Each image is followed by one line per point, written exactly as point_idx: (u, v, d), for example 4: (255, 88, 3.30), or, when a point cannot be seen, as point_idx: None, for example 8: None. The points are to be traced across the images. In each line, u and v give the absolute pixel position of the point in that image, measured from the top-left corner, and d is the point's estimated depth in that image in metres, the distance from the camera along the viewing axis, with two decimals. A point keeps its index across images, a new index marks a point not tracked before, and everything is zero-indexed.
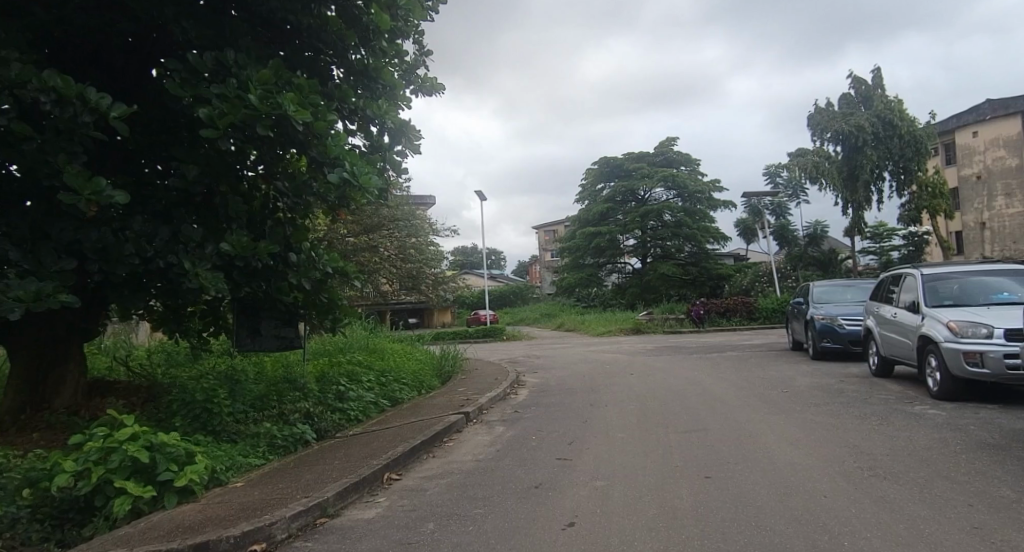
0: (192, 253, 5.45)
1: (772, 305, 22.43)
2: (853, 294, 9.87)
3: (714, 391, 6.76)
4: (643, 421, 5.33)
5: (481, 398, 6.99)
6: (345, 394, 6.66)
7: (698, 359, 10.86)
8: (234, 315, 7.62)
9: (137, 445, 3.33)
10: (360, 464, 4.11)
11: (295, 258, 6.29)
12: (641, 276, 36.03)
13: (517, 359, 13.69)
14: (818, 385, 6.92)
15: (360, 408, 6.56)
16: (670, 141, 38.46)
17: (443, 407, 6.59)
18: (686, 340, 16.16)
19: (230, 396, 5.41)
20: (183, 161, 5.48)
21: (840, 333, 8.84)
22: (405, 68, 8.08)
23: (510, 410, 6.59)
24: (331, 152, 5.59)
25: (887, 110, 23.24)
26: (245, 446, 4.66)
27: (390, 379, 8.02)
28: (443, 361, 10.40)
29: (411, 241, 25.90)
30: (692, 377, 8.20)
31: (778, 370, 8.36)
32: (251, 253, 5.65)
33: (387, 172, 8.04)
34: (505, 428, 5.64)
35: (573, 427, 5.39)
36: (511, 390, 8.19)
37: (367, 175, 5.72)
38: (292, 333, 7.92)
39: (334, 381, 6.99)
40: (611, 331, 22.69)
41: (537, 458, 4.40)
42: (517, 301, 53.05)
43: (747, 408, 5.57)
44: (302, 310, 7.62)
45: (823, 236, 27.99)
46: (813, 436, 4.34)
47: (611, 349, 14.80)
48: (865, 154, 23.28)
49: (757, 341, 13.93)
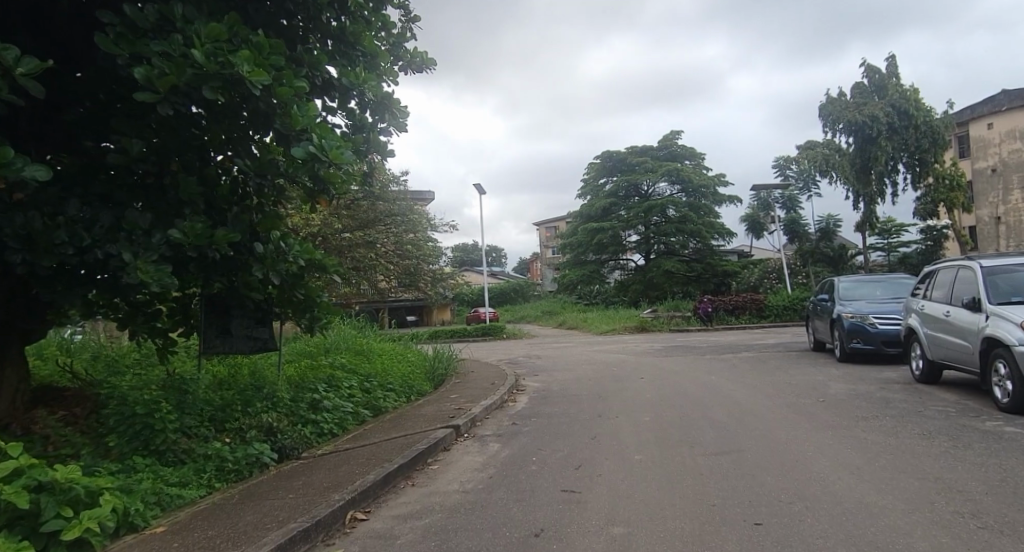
0: (138, 242, 4.66)
1: (783, 303, 21.66)
2: (883, 290, 9.08)
3: (739, 400, 5.98)
4: (662, 439, 4.57)
5: (475, 408, 6.20)
6: (319, 403, 5.87)
7: (713, 360, 10.05)
8: (203, 312, 6.87)
9: (16, 486, 2.53)
10: (318, 499, 3.31)
11: (262, 249, 5.49)
12: (644, 272, 35.23)
13: (517, 360, 12.90)
14: (856, 392, 6.13)
15: (337, 420, 5.78)
16: (674, 134, 37.63)
17: (431, 418, 5.79)
18: (696, 340, 15.38)
19: (178, 410, 4.63)
20: (126, 134, 4.68)
21: (872, 332, 8.06)
22: (391, 40, 7.31)
23: (507, 422, 5.81)
24: (299, 125, 4.80)
25: (902, 99, 22.34)
26: (186, 473, 3.87)
27: (375, 385, 7.23)
28: (436, 364, 9.59)
29: (408, 236, 25.14)
30: (710, 381, 7.41)
31: (806, 374, 7.57)
32: (206, 241, 4.86)
33: (371, 154, 7.28)
34: (501, 446, 4.84)
35: (581, 445, 4.61)
36: (508, 397, 7.38)
37: (338, 150, 4.87)
38: (265, 334, 7.14)
39: (308, 389, 6.21)
40: (615, 330, 21.90)
41: (539, 489, 3.60)
42: (518, 299, 52.24)
43: (781, 421, 4.82)
44: (276, 307, 6.86)
45: (835, 230, 27.18)
46: (879, 464, 3.53)
47: (616, 349, 13.99)
48: (879, 145, 22.41)
49: (772, 341, 13.13)
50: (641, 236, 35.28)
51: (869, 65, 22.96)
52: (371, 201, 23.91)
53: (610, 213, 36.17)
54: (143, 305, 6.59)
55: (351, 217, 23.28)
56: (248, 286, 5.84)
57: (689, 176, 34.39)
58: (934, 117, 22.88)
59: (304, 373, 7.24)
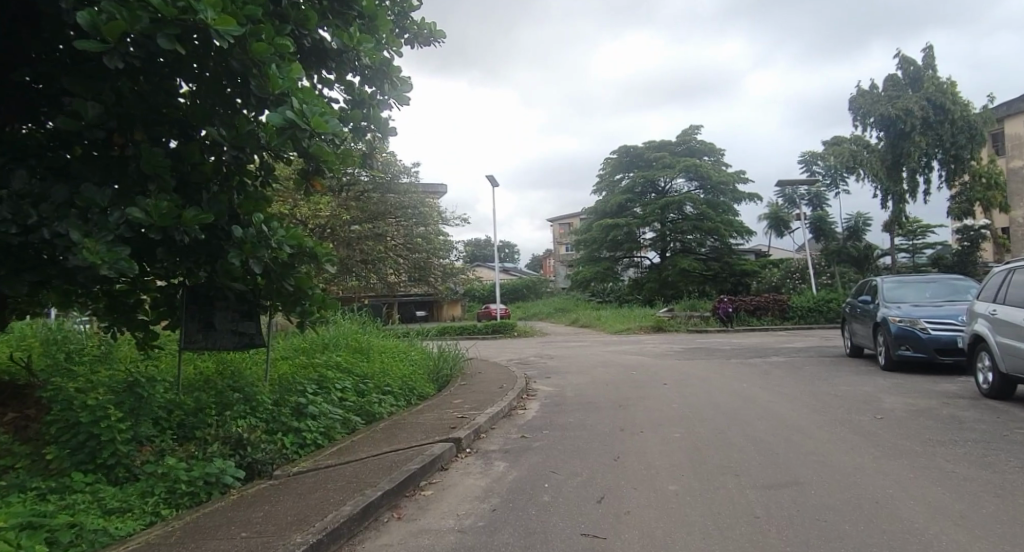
0: (91, 220, 4.01)
1: (808, 304, 20.70)
2: (932, 292, 8.25)
3: (781, 415, 5.24)
4: (698, 464, 3.86)
5: (479, 417, 5.50)
6: (304, 408, 5.24)
7: (739, 366, 9.26)
8: (186, 303, 6.34)
9: None
10: (274, 543, 2.61)
11: (240, 233, 4.81)
12: (659, 270, 34.29)
13: (527, 360, 12.21)
14: (916, 407, 5.33)
15: (323, 428, 5.12)
16: (693, 130, 36.60)
17: (428, 429, 5.10)
18: (716, 342, 14.58)
19: (136, 415, 4.01)
20: (80, 94, 4.05)
21: (923, 339, 7.22)
22: (396, 7, 6.62)
23: (515, 435, 5.10)
24: (278, 88, 4.09)
25: (938, 92, 21.17)
26: (128, 497, 3.23)
27: (371, 387, 6.57)
28: (439, 365, 8.92)
29: (417, 230, 24.49)
30: (742, 391, 6.66)
31: (850, 384, 6.76)
32: (172, 223, 4.22)
33: (370, 133, 6.64)
34: (507, 466, 4.13)
35: (602, 468, 3.92)
36: (516, 403, 6.68)
37: (321, 118, 4.14)
38: (252, 329, 6.62)
39: (294, 390, 5.57)
40: (630, 329, 21.12)
41: (554, 529, 2.89)
42: (530, 295, 51.58)
43: (841, 445, 4.07)
44: (263, 300, 6.26)
45: (864, 230, 26.46)
46: (990, 512, 2.75)
47: (632, 351, 13.24)
48: (912, 141, 21.30)
49: (800, 345, 12.29)
50: (657, 233, 34.40)
51: (904, 56, 21.86)
52: (381, 194, 23.77)
53: (626, 210, 35.33)
54: (122, 293, 6.02)
55: (361, 209, 23.28)
56: (228, 276, 5.20)
57: (708, 173, 33.36)
58: (971, 111, 21.67)
59: (293, 373, 6.62)
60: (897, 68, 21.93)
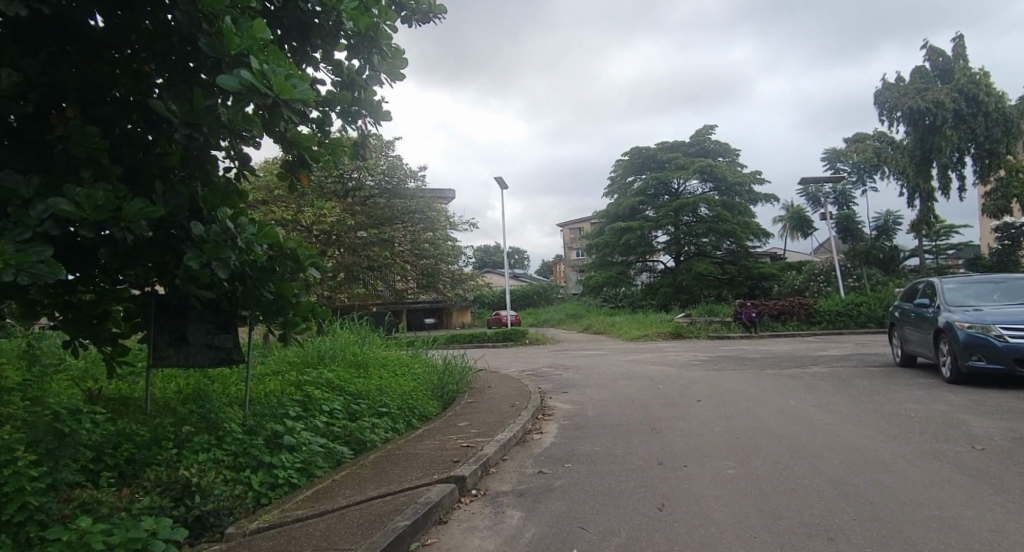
0: (6, 215, 3.22)
1: (835, 308, 19.66)
2: (1004, 295, 7.23)
3: (850, 442, 4.34)
4: (772, 519, 2.96)
5: (488, 446, 4.64)
6: (279, 439, 4.45)
7: (776, 377, 8.30)
8: (156, 315, 5.62)
9: None
10: None
11: (200, 231, 4.01)
12: (674, 275, 33.29)
13: (541, 371, 11.33)
14: (1020, 434, 4.35)
15: (304, 459, 4.31)
16: (707, 129, 35.66)
17: (426, 463, 4.24)
18: (744, 349, 13.57)
19: (58, 454, 3.22)
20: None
21: (999, 349, 6.22)
22: None
23: (531, 470, 4.23)
24: (234, 47, 3.25)
25: (970, 83, 20.10)
26: None
27: (363, 409, 5.76)
28: (444, 379, 8.09)
29: (425, 234, 23.75)
30: (792, 410, 5.70)
31: (917, 402, 5.79)
32: (108, 216, 3.44)
33: (363, 121, 5.86)
34: (524, 518, 3.27)
35: (647, 524, 3.04)
36: (531, 426, 5.83)
37: (286, 81, 3.23)
38: (229, 343, 5.83)
39: (270, 418, 4.80)
40: (647, 336, 20.17)
41: None
42: (540, 301, 50.78)
43: (953, 492, 3.16)
44: (240, 309, 5.51)
45: (895, 228, 25.58)
46: None
47: (652, 360, 12.30)
48: (943, 134, 20.13)
49: (839, 353, 11.25)
50: (671, 236, 33.46)
51: (932, 47, 20.83)
52: (387, 199, 23.16)
53: (638, 212, 34.37)
54: (81, 302, 5.31)
55: (366, 215, 22.70)
56: (192, 281, 4.42)
57: (723, 173, 32.35)
58: (1007, 103, 20.52)
59: (276, 393, 5.85)
60: (925, 60, 20.89)
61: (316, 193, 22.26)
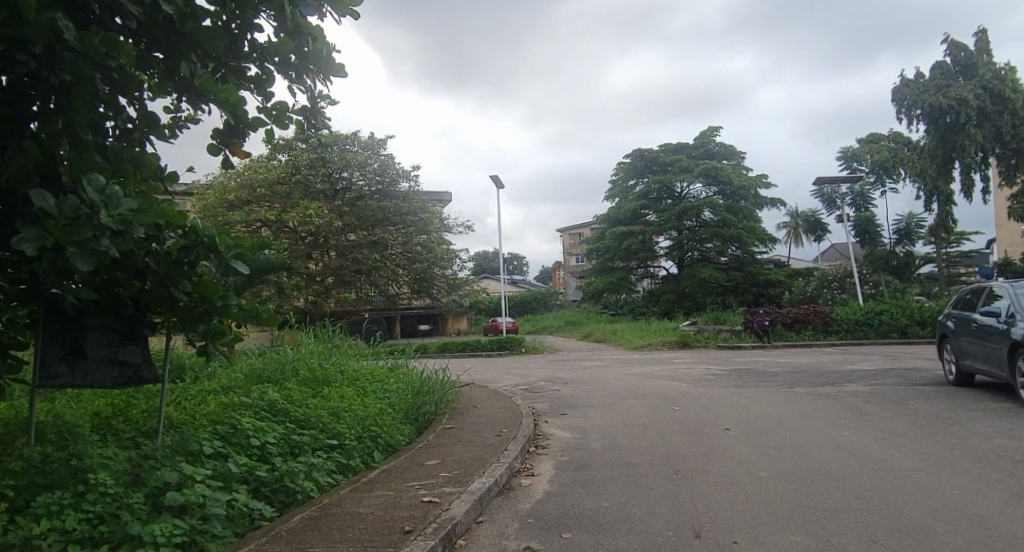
0: None
1: (853, 317, 18.49)
2: None
3: (960, 506, 3.09)
4: None
5: (458, 503, 3.38)
6: (163, 494, 3.17)
7: (811, 397, 7.11)
8: (43, 321, 4.39)
9: None
10: None
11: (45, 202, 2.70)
12: (677, 281, 32.08)
13: (538, 385, 10.14)
14: None
15: (195, 528, 3.02)
16: (710, 131, 34.58)
17: (364, 535, 2.97)
18: (762, 361, 12.29)
19: None
20: None
21: None
22: None
23: (517, 546, 2.96)
24: None
25: (994, 79, 19.07)
26: None
27: (306, 443, 4.53)
28: (422, 398, 6.85)
29: (418, 236, 22.56)
30: (851, 447, 4.48)
31: (1010, 436, 4.56)
32: None
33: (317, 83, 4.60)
34: None
35: None
36: (520, 466, 4.58)
37: None
38: (138, 357, 4.57)
39: (163, 464, 3.54)
40: (652, 345, 18.87)
41: None
42: (539, 308, 49.55)
43: None
44: (150, 312, 4.30)
45: (917, 231, 24.52)
46: None
47: (661, 374, 11.07)
48: (967, 133, 18.96)
49: (872, 367, 10.02)
50: (673, 241, 32.26)
51: (954, 41, 19.72)
52: (377, 200, 22.01)
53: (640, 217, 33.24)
54: None
55: (355, 216, 21.58)
56: (55, 277, 3.17)
57: (728, 176, 31.18)
58: None
59: (198, 423, 4.62)
60: (946, 54, 19.80)
61: (302, 192, 21.13)
